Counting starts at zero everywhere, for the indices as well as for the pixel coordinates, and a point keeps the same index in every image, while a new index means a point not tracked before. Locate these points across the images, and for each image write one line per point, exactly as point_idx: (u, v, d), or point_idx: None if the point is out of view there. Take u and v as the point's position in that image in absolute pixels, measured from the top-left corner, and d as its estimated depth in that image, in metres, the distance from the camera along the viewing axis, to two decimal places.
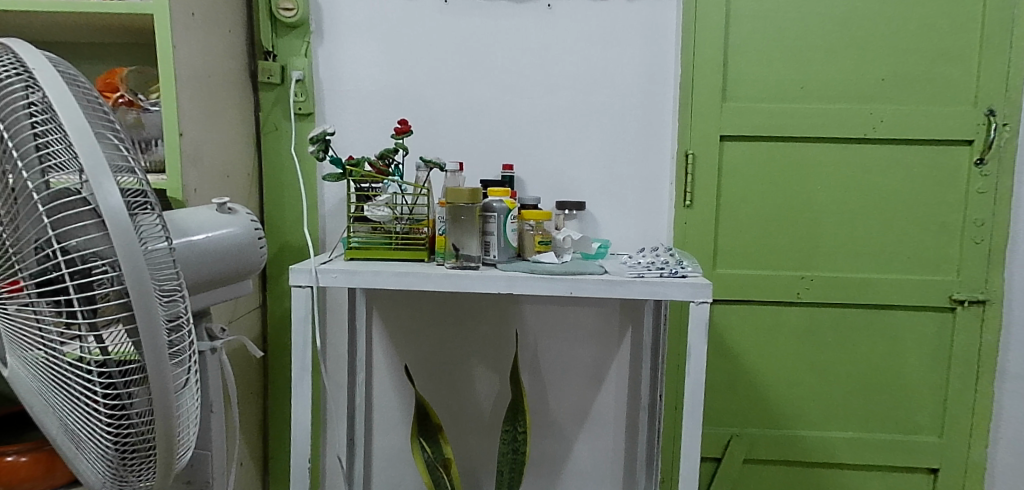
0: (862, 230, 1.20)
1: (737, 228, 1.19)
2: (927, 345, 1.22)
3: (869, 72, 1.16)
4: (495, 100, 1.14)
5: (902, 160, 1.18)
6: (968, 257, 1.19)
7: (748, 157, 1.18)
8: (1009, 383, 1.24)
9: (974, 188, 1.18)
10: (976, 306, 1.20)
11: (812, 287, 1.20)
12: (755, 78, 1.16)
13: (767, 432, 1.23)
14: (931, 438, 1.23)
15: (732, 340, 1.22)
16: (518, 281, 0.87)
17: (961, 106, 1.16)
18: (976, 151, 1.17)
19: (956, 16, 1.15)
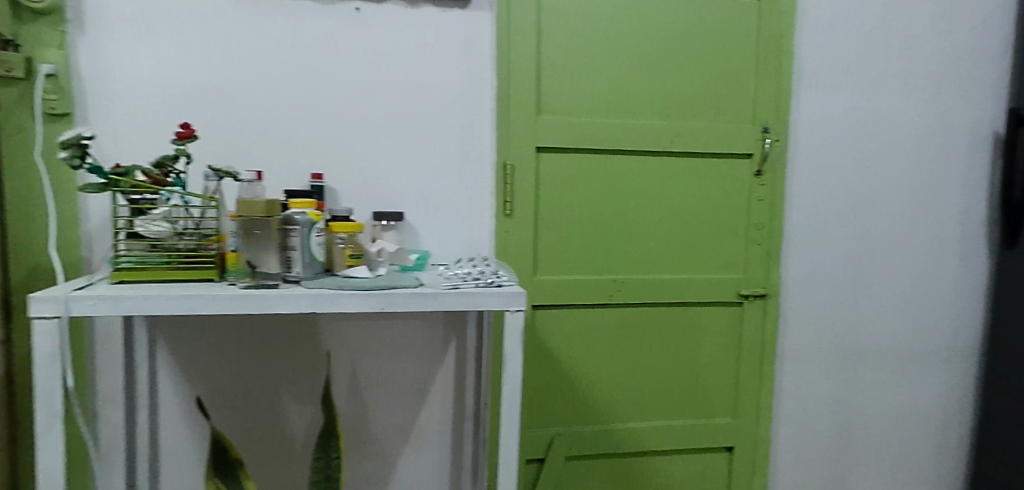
0: (664, 234, 1.30)
1: (555, 235, 1.24)
2: (722, 336, 1.36)
3: (665, 92, 1.27)
4: (305, 105, 1.08)
5: (695, 171, 1.31)
6: (753, 256, 1.35)
7: (561, 168, 1.23)
8: (786, 364, 1.44)
9: (755, 196, 1.35)
10: (759, 299, 1.37)
11: (624, 290, 1.28)
12: (566, 92, 1.21)
13: (586, 430, 1.29)
14: (726, 419, 1.38)
15: (552, 343, 1.26)
16: (322, 299, 0.81)
17: (742, 124, 1.32)
18: (755, 163, 1.34)
19: (736, 44, 1.30)
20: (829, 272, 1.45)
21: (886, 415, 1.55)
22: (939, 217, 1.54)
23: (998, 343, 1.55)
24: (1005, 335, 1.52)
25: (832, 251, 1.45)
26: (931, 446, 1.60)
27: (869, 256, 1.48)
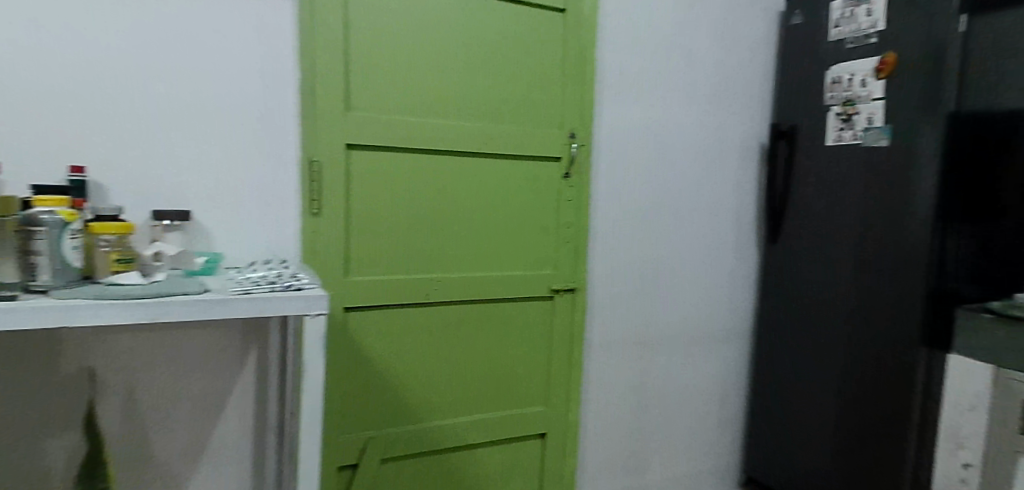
0: (479, 233, 1.34)
1: (369, 236, 1.22)
2: (535, 329, 1.44)
3: (477, 94, 1.31)
4: (64, 88, 0.95)
5: (508, 173, 1.37)
6: (563, 253, 1.46)
7: (373, 166, 1.21)
8: (594, 353, 1.56)
9: (565, 197, 1.46)
10: (568, 293, 1.48)
11: (439, 289, 1.30)
12: (378, 89, 1.20)
13: (402, 430, 1.29)
14: (540, 408, 1.46)
15: (366, 345, 1.24)
16: (73, 309, 0.72)
17: (552, 128, 1.42)
18: (564, 166, 1.45)
19: (544, 53, 1.40)
20: (634, 265, 1.60)
21: (686, 389, 1.75)
22: (724, 214, 1.77)
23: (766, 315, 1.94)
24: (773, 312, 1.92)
25: (636, 245, 1.61)
26: (715, 417, 1.83)
27: (665, 250, 1.66)
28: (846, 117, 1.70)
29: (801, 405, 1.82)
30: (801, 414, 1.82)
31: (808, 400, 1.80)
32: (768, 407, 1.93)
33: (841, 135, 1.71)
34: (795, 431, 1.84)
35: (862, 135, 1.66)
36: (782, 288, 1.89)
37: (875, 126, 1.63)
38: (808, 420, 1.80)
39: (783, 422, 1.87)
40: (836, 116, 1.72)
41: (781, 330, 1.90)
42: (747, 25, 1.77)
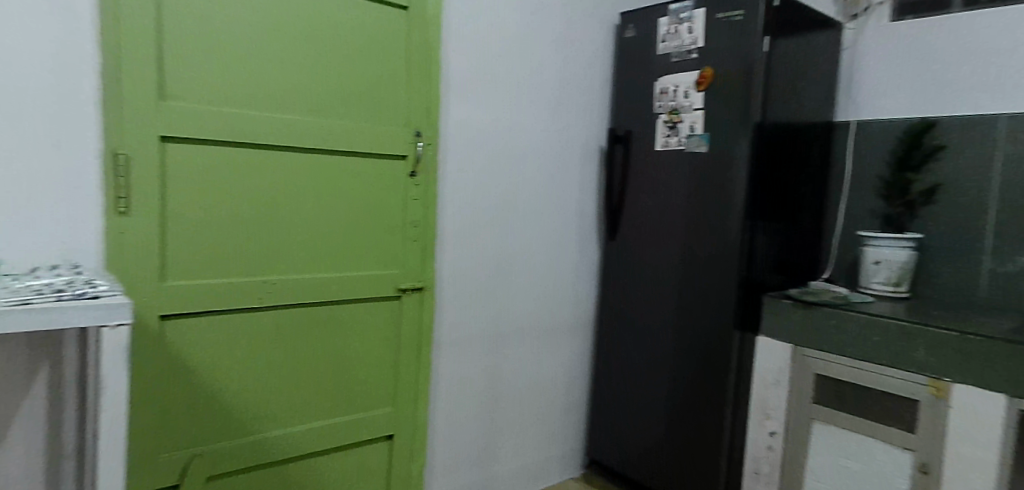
0: (315, 239, 1.38)
1: (189, 244, 1.22)
2: (381, 330, 1.50)
3: (314, 90, 1.35)
4: None
5: (342, 181, 1.40)
6: (410, 253, 1.52)
7: (194, 173, 1.21)
8: (446, 347, 1.63)
9: (411, 195, 1.51)
10: (416, 292, 1.54)
11: (269, 295, 1.31)
12: (197, 79, 1.20)
13: (233, 444, 1.30)
14: (386, 409, 1.53)
15: (187, 357, 1.23)
16: None
17: (395, 125, 1.47)
18: (410, 165, 1.50)
19: (389, 50, 1.45)
20: (487, 259, 1.69)
21: (536, 377, 1.87)
22: (568, 212, 1.90)
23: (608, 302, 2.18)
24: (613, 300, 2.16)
25: (488, 241, 1.69)
26: (564, 398, 1.97)
27: (516, 237, 1.76)
28: (671, 124, 1.98)
29: (638, 387, 2.06)
30: (639, 395, 2.06)
31: (643, 381, 2.05)
32: (609, 386, 2.17)
33: (667, 140, 1.99)
34: (633, 410, 2.08)
35: (684, 141, 1.94)
36: (618, 277, 2.15)
37: (696, 133, 1.91)
38: (644, 399, 2.04)
39: (623, 401, 2.12)
40: (663, 123, 2.00)
41: (621, 318, 2.14)
42: (586, 35, 1.89)
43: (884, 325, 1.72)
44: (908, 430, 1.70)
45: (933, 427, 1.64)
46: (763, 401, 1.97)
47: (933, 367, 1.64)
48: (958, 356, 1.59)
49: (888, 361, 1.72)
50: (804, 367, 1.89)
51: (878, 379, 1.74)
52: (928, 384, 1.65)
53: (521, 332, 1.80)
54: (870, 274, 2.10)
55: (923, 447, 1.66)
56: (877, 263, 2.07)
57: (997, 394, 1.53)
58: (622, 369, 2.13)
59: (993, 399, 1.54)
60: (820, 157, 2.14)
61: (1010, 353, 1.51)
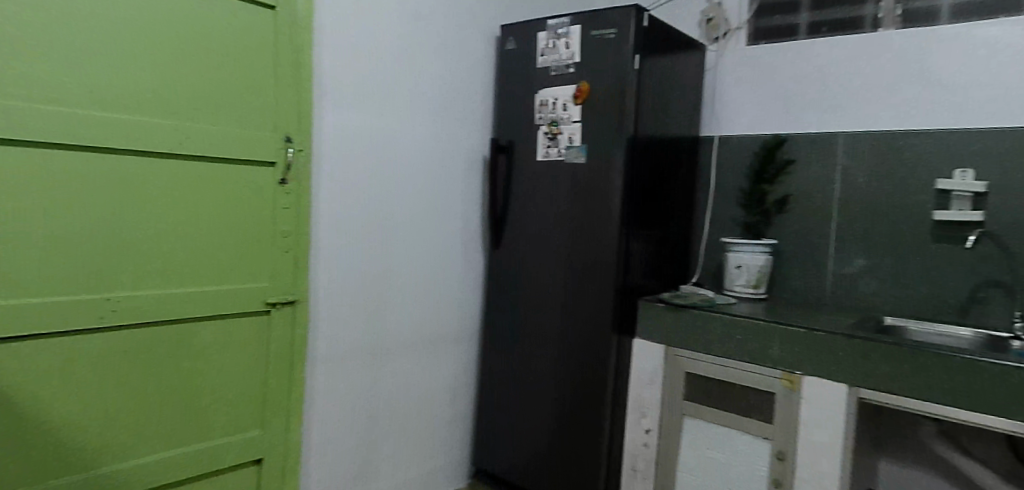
0: (171, 259, 1.41)
1: (26, 266, 1.23)
2: (247, 350, 1.56)
3: (172, 99, 1.38)
4: None
5: (204, 200, 1.45)
6: (279, 265, 1.59)
7: (32, 193, 1.22)
8: (320, 353, 1.71)
9: (281, 204, 1.58)
10: (287, 305, 1.62)
11: (116, 310, 1.33)
12: (29, 76, 1.20)
13: (77, 477, 1.31)
14: (255, 432, 1.59)
15: (18, 387, 1.23)
16: None
17: (264, 133, 1.54)
18: (280, 172, 1.57)
19: (256, 60, 1.51)
20: (363, 265, 1.80)
21: (413, 374, 2.00)
22: (442, 220, 2.05)
23: (490, 308, 2.22)
24: (495, 306, 2.20)
25: (366, 250, 1.81)
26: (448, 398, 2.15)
27: (393, 243, 1.88)
28: (552, 136, 2.04)
29: (524, 393, 2.11)
30: (524, 400, 2.11)
31: (528, 387, 2.10)
32: (495, 393, 2.20)
33: (548, 150, 2.05)
34: (519, 416, 2.12)
35: (564, 152, 2.02)
36: (498, 281, 2.19)
37: (575, 144, 1.99)
38: (530, 405, 2.10)
39: (509, 407, 2.15)
40: (544, 134, 2.06)
41: (506, 325, 2.17)
42: (458, 45, 2.06)
43: (745, 324, 1.86)
44: (766, 421, 1.85)
45: (787, 416, 1.80)
46: (639, 400, 2.07)
47: (786, 362, 1.80)
48: (807, 350, 1.76)
49: (749, 358, 1.86)
50: (676, 365, 2.01)
51: (740, 375, 1.88)
52: (782, 378, 1.80)
53: (398, 333, 1.93)
54: (734, 277, 2.27)
55: (779, 435, 1.81)
56: (740, 267, 2.25)
57: (839, 384, 1.71)
58: (507, 376, 2.16)
59: (836, 389, 1.71)
60: (688, 169, 2.32)
61: (849, 347, 1.69)
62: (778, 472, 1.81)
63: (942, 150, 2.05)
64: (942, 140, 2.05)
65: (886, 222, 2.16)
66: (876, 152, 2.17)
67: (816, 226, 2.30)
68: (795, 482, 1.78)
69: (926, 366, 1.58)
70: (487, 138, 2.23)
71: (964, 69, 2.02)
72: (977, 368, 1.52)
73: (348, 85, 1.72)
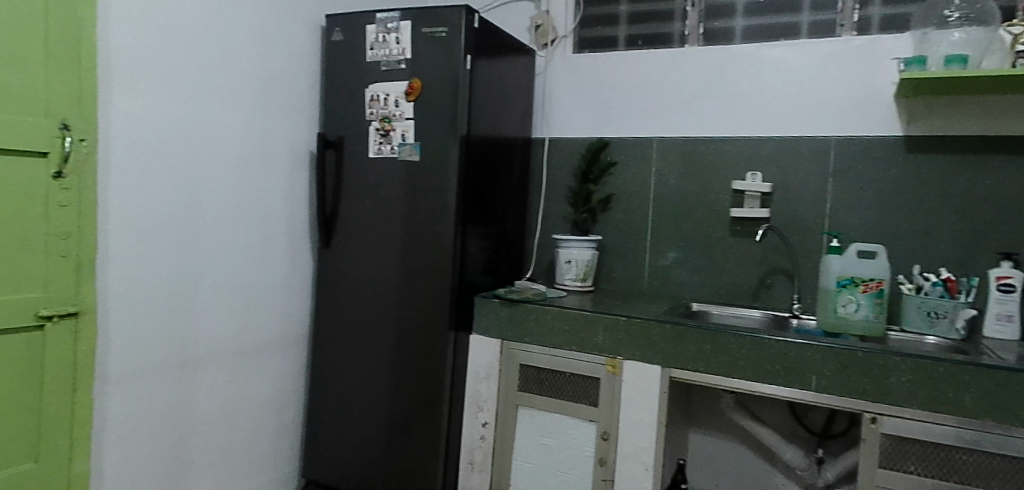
0: None
1: None
2: (13, 370, 1.36)
3: None
4: None
5: None
6: (54, 271, 1.40)
7: None
8: (112, 371, 1.53)
9: (55, 202, 1.40)
10: (68, 318, 1.43)
11: None
12: None
13: None
14: (26, 464, 1.39)
15: None
16: None
17: (33, 119, 1.34)
18: (54, 165, 1.39)
19: (23, 37, 1.32)
20: (166, 269, 1.65)
21: (228, 385, 1.88)
22: (259, 220, 1.94)
23: (322, 310, 2.13)
24: (326, 308, 2.12)
25: (169, 253, 1.66)
26: (272, 406, 2.06)
27: (200, 245, 1.75)
28: (383, 132, 2.01)
29: (361, 396, 2.05)
30: (361, 404, 2.05)
31: (364, 390, 2.05)
32: (329, 399, 2.11)
33: (380, 147, 2.01)
34: (356, 421, 2.06)
35: (397, 149, 1.99)
36: (329, 282, 2.11)
37: (408, 141, 1.98)
38: (366, 409, 2.05)
39: (344, 413, 2.08)
40: (376, 131, 2.02)
41: (339, 327, 2.10)
42: (278, 35, 1.96)
43: (574, 315, 1.98)
44: (593, 404, 1.97)
45: (610, 399, 1.94)
46: (476, 395, 2.10)
47: (609, 348, 1.94)
48: (626, 337, 1.91)
49: (577, 347, 1.98)
50: (511, 358, 2.08)
51: (570, 363, 1.99)
52: (606, 363, 1.94)
53: (208, 341, 1.80)
54: (564, 272, 2.40)
55: (604, 417, 1.95)
56: (570, 262, 2.38)
57: (654, 366, 1.88)
58: (341, 380, 2.09)
59: (652, 370, 1.88)
60: (521, 169, 2.41)
61: (662, 332, 1.86)
62: (603, 451, 1.94)
63: (737, 155, 2.35)
64: (736, 146, 2.34)
65: (693, 218, 2.42)
66: (684, 155, 2.42)
67: (636, 222, 2.51)
68: (618, 459, 1.92)
69: (724, 344, 1.79)
70: (314, 133, 2.14)
71: (751, 84, 2.32)
72: (763, 343, 1.76)
73: (146, 69, 1.56)
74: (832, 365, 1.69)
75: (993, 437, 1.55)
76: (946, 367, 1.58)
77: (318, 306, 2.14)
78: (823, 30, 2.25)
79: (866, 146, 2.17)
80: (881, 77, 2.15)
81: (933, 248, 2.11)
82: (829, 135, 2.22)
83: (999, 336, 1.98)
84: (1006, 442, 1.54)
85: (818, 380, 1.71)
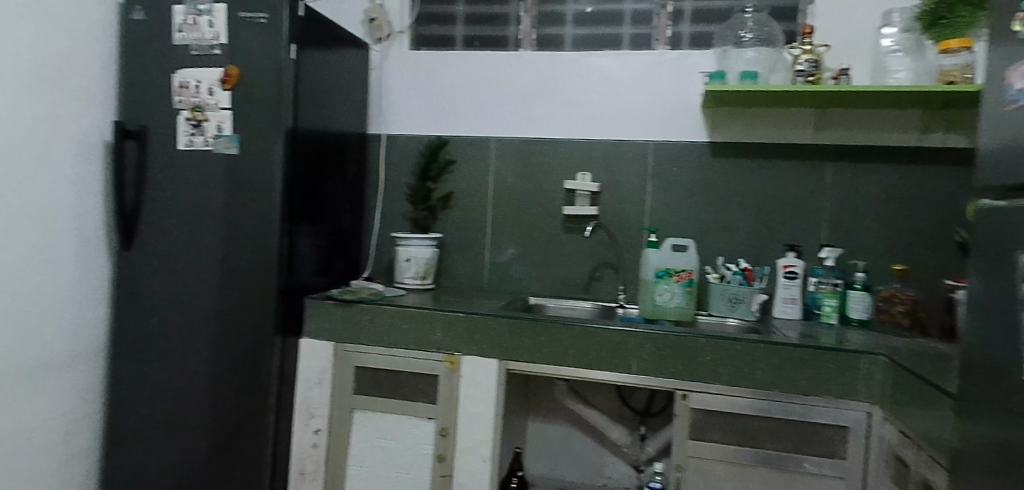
0: None
1: None
2: None
3: None
4: None
5: None
6: None
7: None
8: None
9: None
10: None
11: None
12: None
13: None
14: None
15: None
16: None
17: None
18: None
19: None
20: None
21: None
22: (31, 220, 1.70)
23: (126, 319, 1.93)
24: (130, 317, 1.92)
25: None
26: (60, 430, 1.84)
27: None
28: (195, 123, 1.85)
29: (176, 412, 1.89)
30: (176, 419, 1.89)
31: (179, 405, 1.88)
32: (139, 417, 1.92)
33: (192, 139, 1.85)
34: (171, 439, 1.89)
35: (212, 141, 1.85)
36: (134, 288, 1.91)
37: (225, 133, 1.84)
38: (181, 424, 1.89)
39: (157, 430, 1.90)
40: (186, 121, 1.86)
41: (148, 337, 1.91)
42: (55, 10, 1.74)
43: (412, 313, 1.96)
44: (430, 402, 1.97)
45: (448, 396, 1.95)
46: (308, 401, 2.02)
47: (448, 345, 1.95)
48: (463, 332, 1.94)
49: (415, 345, 1.97)
50: (346, 361, 2.01)
51: (407, 362, 1.97)
52: (444, 360, 1.94)
53: None
54: (403, 270, 2.38)
55: (442, 414, 1.95)
56: (408, 260, 2.36)
57: (490, 359, 1.92)
58: (151, 394, 1.91)
59: (488, 364, 1.92)
60: (356, 165, 2.36)
61: (498, 326, 1.91)
62: (442, 447, 1.95)
63: (567, 156, 2.48)
64: (566, 147, 2.48)
65: (529, 216, 2.52)
66: (519, 155, 2.51)
67: (476, 220, 2.56)
68: (455, 455, 1.94)
69: (555, 335, 1.89)
70: (111, 122, 1.92)
71: (579, 89, 2.46)
72: (591, 332, 1.87)
73: None
74: (650, 349, 1.85)
75: (779, 405, 1.79)
76: (741, 346, 1.80)
77: (122, 314, 1.93)
78: (641, 44, 2.47)
79: (677, 150, 2.40)
80: (689, 88, 2.38)
81: (732, 241, 2.39)
82: (647, 140, 2.42)
83: (785, 316, 2.29)
84: (789, 408, 1.78)
85: (637, 364, 1.86)
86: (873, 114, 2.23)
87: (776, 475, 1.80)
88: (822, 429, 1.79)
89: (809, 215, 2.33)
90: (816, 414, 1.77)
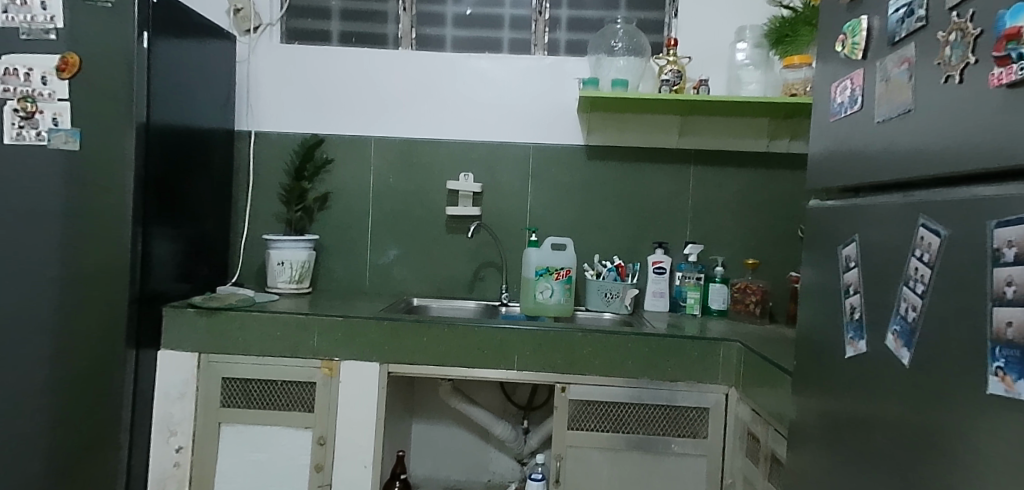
0: None
1: None
2: None
3: None
4: None
5: None
6: None
7: None
8: None
9: None
10: None
11: None
12: None
13: None
14: None
15: None
16: None
17: None
18: None
19: None
20: None
21: None
22: None
23: None
24: None
25: None
26: None
27: None
28: (25, 114, 1.66)
29: (6, 437, 1.69)
30: (6, 446, 1.70)
31: (10, 429, 1.70)
32: None
33: (21, 133, 1.66)
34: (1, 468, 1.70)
35: (46, 135, 1.67)
36: None
37: (62, 127, 1.67)
38: (12, 451, 1.70)
39: None
40: (14, 112, 1.66)
41: None
42: None
43: (286, 319, 1.87)
44: (307, 411, 1.89)
45: (326, 403, 1.88)
46: (168, 417, 1.88)
47: (325, 350, 1.88)
48: (342, 336, 1.88)
49: (289, 352, 1.88)
50: (212, 372, 1.88)
51: (280, 371, 1.88)
52: (321, 366, 1.87)
53: None
54: (276, 274, 2.28)
55: (319, 422, 1.88)
56: (282, 263, 2.26)
57: (370, 363, 1.88)
58: None
59: (369, 368, 1.88)
60: (221, 163, 2.22)
61: (379, 329, 1.88)
62: (319, 457, 1.88)
63: (448, 156, 2.49)
64: (448, 148, 2.48)
65: (410, 217, 2.50)
66: (400, 155, 2.48)
67: (356, 221, 2.50)
68: (334, 463, 1.88)
69: (438, 335, 1.89)
70: None
71: (460, 90, 2.47)
72: (473, 331, 1.89)
73: None
74: (530, 345, 1.90)
75: (649, 391, 1.91)
76: (615, 338, 1.90)
77: None
78: (520, 48, 2.54)
79: (554, 153, 2.49)
80: (566, 93, 2.47)
81: (606, 239, 2.51)
82: (527, 142, 2.49)
83: (655, 309, 2.45)
84: (657, 394, 1.91)
85: (519, 359, 1.90)
86: (727, 122, 2.45)
87: (646, 458, 1.93)
88: (686, 412, 1.93)
89: (674, 214, 2.50)
90: (681, 398, 1.91)
